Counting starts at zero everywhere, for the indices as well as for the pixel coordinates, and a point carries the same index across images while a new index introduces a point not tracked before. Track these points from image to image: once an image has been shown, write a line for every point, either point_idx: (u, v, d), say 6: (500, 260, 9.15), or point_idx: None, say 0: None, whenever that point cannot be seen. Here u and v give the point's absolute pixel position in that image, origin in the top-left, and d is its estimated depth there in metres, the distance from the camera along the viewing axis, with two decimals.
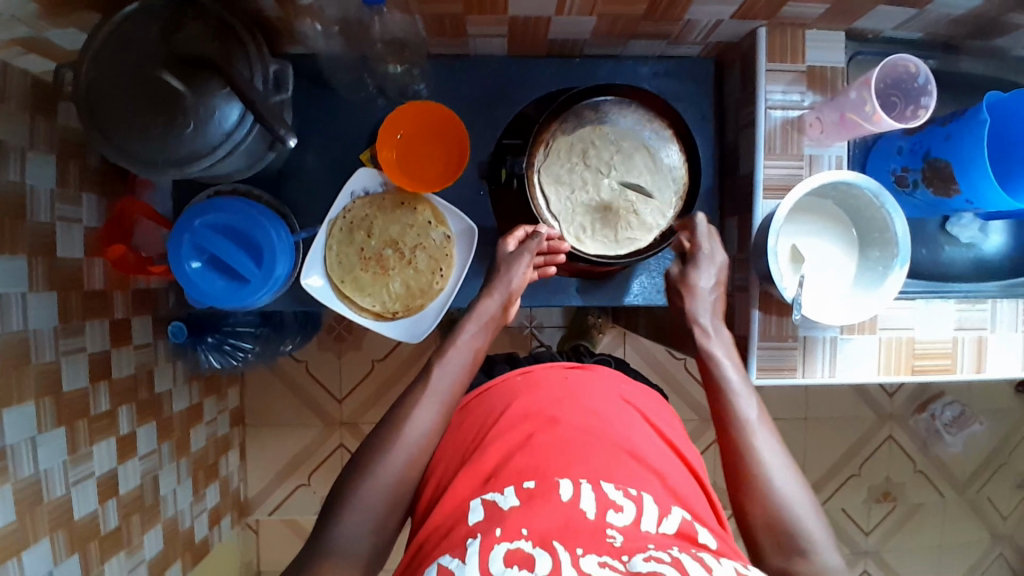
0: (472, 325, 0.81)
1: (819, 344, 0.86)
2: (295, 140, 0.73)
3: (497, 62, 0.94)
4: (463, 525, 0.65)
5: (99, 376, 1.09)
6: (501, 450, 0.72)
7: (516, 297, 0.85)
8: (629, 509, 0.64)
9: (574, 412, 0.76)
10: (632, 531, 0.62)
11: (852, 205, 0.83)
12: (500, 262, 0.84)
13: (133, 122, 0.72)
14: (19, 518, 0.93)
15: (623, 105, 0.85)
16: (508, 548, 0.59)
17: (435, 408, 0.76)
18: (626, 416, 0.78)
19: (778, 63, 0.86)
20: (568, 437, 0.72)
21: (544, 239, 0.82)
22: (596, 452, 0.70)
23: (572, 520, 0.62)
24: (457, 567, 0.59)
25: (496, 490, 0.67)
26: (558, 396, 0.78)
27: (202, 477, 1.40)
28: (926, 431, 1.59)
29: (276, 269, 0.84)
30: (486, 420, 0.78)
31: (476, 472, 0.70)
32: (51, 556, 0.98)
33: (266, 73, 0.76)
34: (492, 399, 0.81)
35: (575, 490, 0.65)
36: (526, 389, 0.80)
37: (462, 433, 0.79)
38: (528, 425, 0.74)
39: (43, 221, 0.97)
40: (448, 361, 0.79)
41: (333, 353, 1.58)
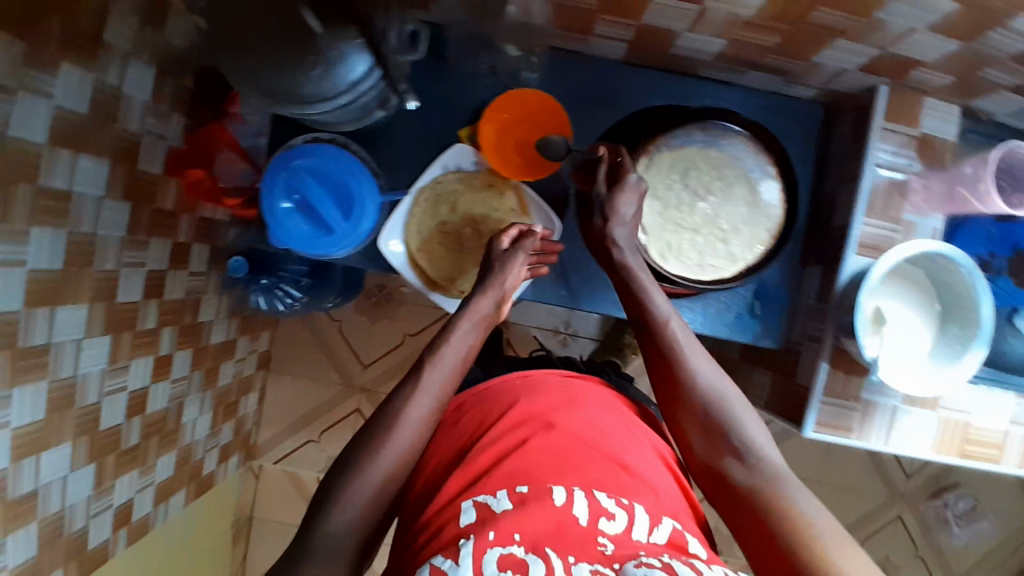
0: (465, 322, 0.81)
1: (882, 411, 0.86)
2: (416, 105, 0.83)
3: (609, 65, 0.93)
4: (455, 526, 0.66)
5: (151, 294, 1.10)
6: (496, 452, 0.73)
7: (508, 296, 0.86)
8: (620, 518, 0.67)
9: (569, 416, 0.78)
10: (623, 539, 0.66)
11: (940, 278, 0.83)
12: (495, 261, 0.85)
13: (261, 52, 0.71)
14: (48, 417, 0.92)
15: (729, 132, 0.86)
16: (502, 552, 0.61)
17: (426, 406, 0.74)
18: (625, 434, 0.79)
19: (894, 123, 0.85)
20: (559, 444, 0.74)
21: (538, 239, 0.85)
22: (592, 463, 0.72)
23: (564, 525, 0.65)
24: (450, 568, 0.59)
25: (489, 493, 0.68)
26: (559, 398, 0.81)
27: (220, 413, 1.41)
28: (934, 518, 1.56)
29: (362, 225, 0.86)
30: (487, 415, 0.80)
31: (469, 470, 0.72)
32: (69, 462, 0.98)
33: (401, 30, 0.76)
34: (489, 398, 0.83)
35: (569, 496, 0.68)
36: (527, 391, 0.82)
37: (462, 429, 0.81)
38: (522, 429, 0.76)
39: (131, 130, 0.98)
40: (442, 360, 0.78)
41: (367, 317, 1.59)
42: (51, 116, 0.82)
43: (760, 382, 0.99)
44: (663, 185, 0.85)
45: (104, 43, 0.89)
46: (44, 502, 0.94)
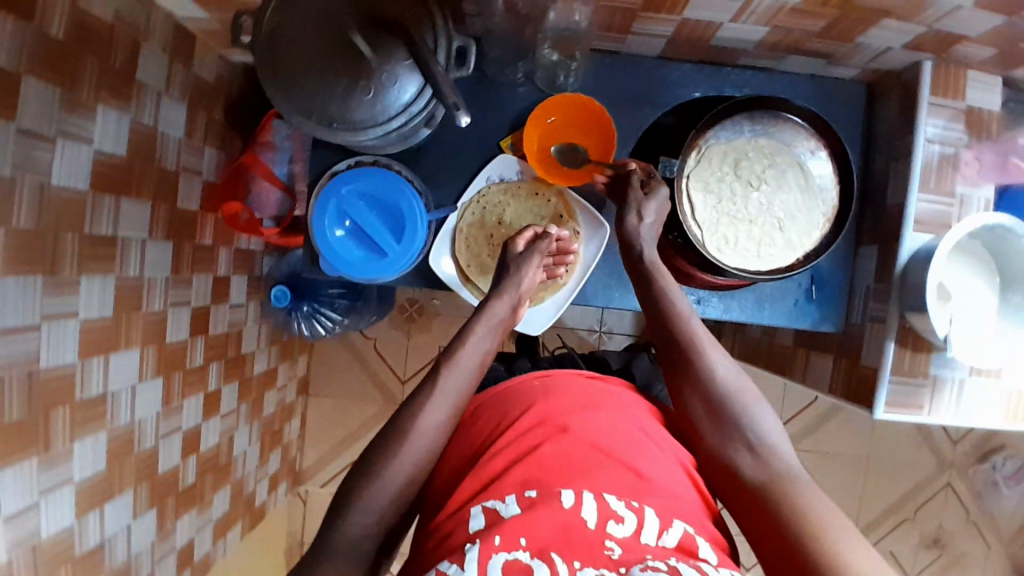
0: (481, 327, 0.81)
1: (947, 385, 0.85)
2: (468, 120, 0.69)
3: (647, 62, 0.93)
4: (463, 533, 0.64)
5: (197, 330, 1.10)
6: (509, 457, 0.70)
7: (524, 301, 0.86)
8: (630, 520, 0.63)
9: (580, 420, 0.74)
10: (631, 543, 0.62)
11: (1001, 249, 0.83)
12: (510, 264, 0.86)
13: (312, 81, 0.72)
14: (108, 466, 0.91)
15: (778, 119, 0.85)
16: (507, 559, 0.60)
17: (440, 412, 0.74)
18: (641, 437, 0.73)
19: (940, 97, 0.85)
20: (571, 451, 0.69)
21: (553, 241, 0.87)
22: (604, 468, 0.68)
23: (571, 528, 0.63)
24: (456, 574, 0.59)
25: (498, 498, 0.66)
26: (573, 400, 0.77)
27: (268, 442, 1.41)
28: (984, 483, 1.55)
29: (415, 244, 0.84)
30: (497, 421, 0.77)
31: (481, 476, 0.70)
32: (131, 509, 0.97)
33: (449, 47, 0.73)
34: (507, 398, 0.79)
35: (578, 499, 0.65)
36: (543, 395, 0.78)
37: (474, 432, 0.78)
38: (539, 433, 0.72)
39: (170, 168, 0.97)
40: (458, 364, 0.77)
41: (402, 333, 1.58)
42: (94, 163, 0.82)
43: (821, 366, 0.99)
44: (714, 178, 0.84)
45: (138, 84, 0.89)
46: (110, 552, 0.94)
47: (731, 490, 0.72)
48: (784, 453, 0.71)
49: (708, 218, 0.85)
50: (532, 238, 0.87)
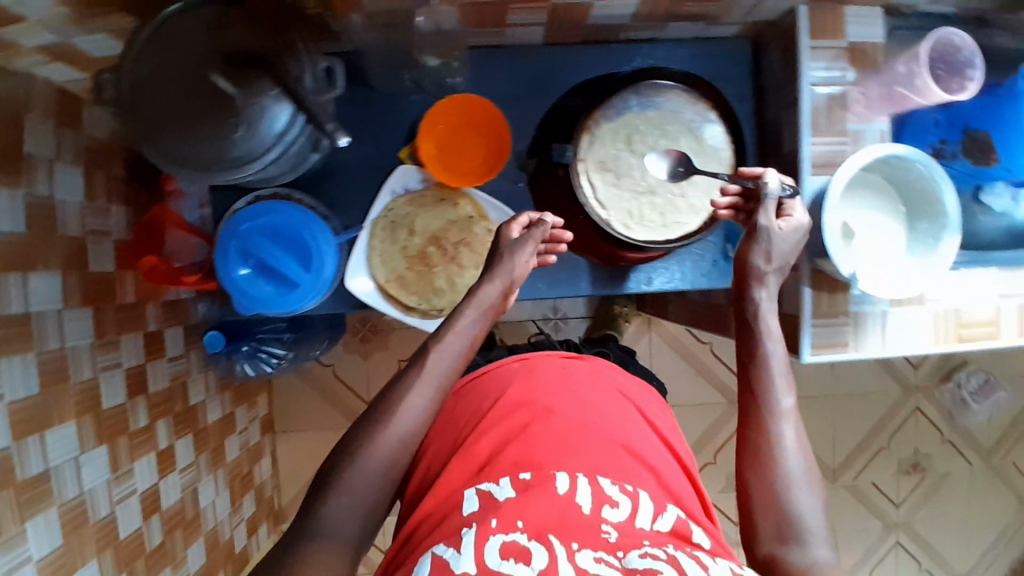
0: (471, 310, 0.79)
1: (869, 318, 0.88)
2: (348, 140, 0.74)
3: (531, 51, 0.92)
4: (458, 517, 0.67)
5: (135, 392, 1.07)
6: (497, 440, 0.77)
7: (517, 286, 0.83)
8: (624, 505, 0.68)
9: (571, 406, 0.80)
10: (626, 527, 0.65)
11: (899, 178, 0.84)
12: (503, 250, 0.83)
13: (185, 127, 0.70)
14: (66, 541, 0.89)
15: (662, 89, 0.86)
16: (503, 540, 0.61)
17: (431, 393, 0.74)
18: (617, 411, 0.82)
19: (820, 40, 0.84)
20: (559, 429, 0.76)
21: (548, 225, 0.82)
22: (593, 447, 0.74)
23: (568, 515, 0.65)
24: (452, 556, 0.60)
25: (493, 482, 0.71)
26: (557, 384, 0.84)
27: (237, 488, 1.39)
28: (951, 401, 1.57)
29: (324, 272, 0.83)
30: (480, 407, 0.83)
31: (472, 462, 0.75)
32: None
33: (316, 71, 0.72)
34: (488, 387, 0.86)
35: (572, 483, 0.69)
36: (522, 375, 0.85)
37: (455, 418, 0.86)
38: (523, 416, 0.79)
39: (75, 235, 0.94)
40: (446, 346, 0.77)
41: (359, 355, 1.57)
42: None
43: None
44: (609, 158, 0.85)
45: (23, 156, 0.86)
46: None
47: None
48: (825, 554, 0.68)
49: (609, 196, 0.85)
50: (527, 224, 0.84)
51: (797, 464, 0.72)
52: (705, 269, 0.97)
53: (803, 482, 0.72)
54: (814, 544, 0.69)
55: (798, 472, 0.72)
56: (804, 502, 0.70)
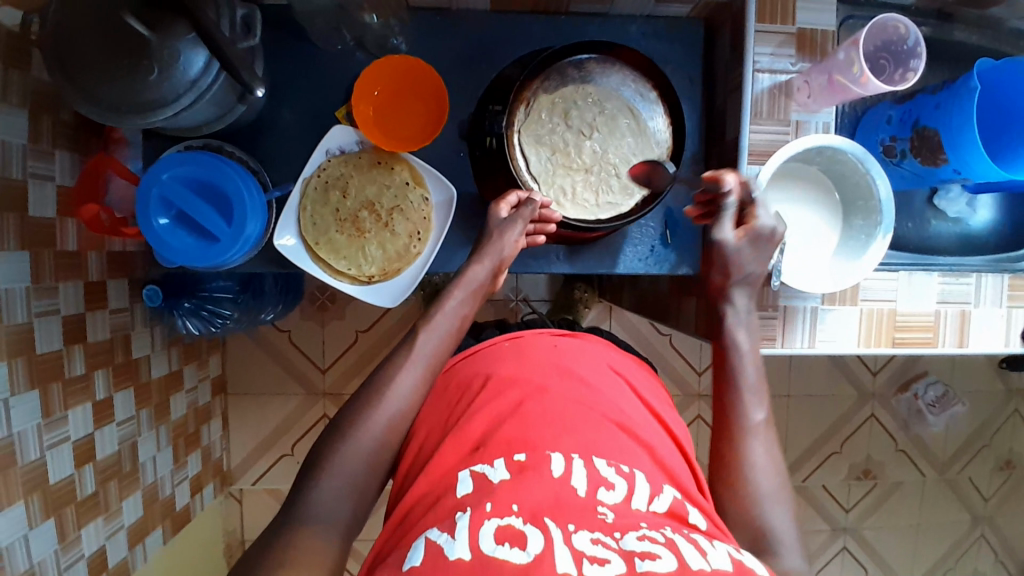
0: (458, 291, 0.81)
1: (798, 314, 0.87)
2: (264, 92, 0.73)
3: (480, 18, 0.92)
4: (451, 497, 0.64)
5: (73, 339, 1.05)
6: (489, 419, 0.71)
7: (505, 265, 0.85)
8: (620, 487, 0.64)
9: (564, 385, 0.75)
10: (623, 509, 0.62)
11: (837, 172, 0.82)
12: (491, 230, 0.83)
13: (100, 68, 0.69)
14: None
15: (607, 65, 0.85)
16: (499, 524, 0.57)
17: (419, 372, 0.75)
18: (612, 390, 0.77)
19: (767, 24, 0.84)
20: (556, 407, 0.71)
21: (537, 207, 0.82)
22: (586, 423, 0.70)
23: (562, 497, 0.61)
24: (446, 543, 0.56)
25: (486, 462, 0.66)
26: (549, 363, 0.78)
27: (182, 446, 1.39)
28: (908, 411, 1.55)
29: (246, 228, 0.82)
30: (470, 384, 0.78)
31: (463, 442, 0.70)
32: (25, 520, 0.95)
33: (233, 18, 0.73)
34: (479, 363, 0.81)
35: (567, 466, 0.65)
36: (514, 353, 0.80)
37: (446, 398, 0.79)
38: (516, 393, 0.73)
39: (14, 177, 0.92)
40: (435, 327, 0.78)
41: (317, 322, 1.58)
42: None
43: (689, 311, 0.99)
44: (544, 131, 0.86)
45: None
46: (7, 564, 0.92)
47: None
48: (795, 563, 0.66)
49: (543, 170, 0.86)
50: (516, 203, 0.84)
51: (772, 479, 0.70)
52: (644, 254, 0.95)
53: (776, 492, 0.70)
54: (788, 557, 0.67)
55: (770, 481, 0.70)
56: (779, 517, 0.68)
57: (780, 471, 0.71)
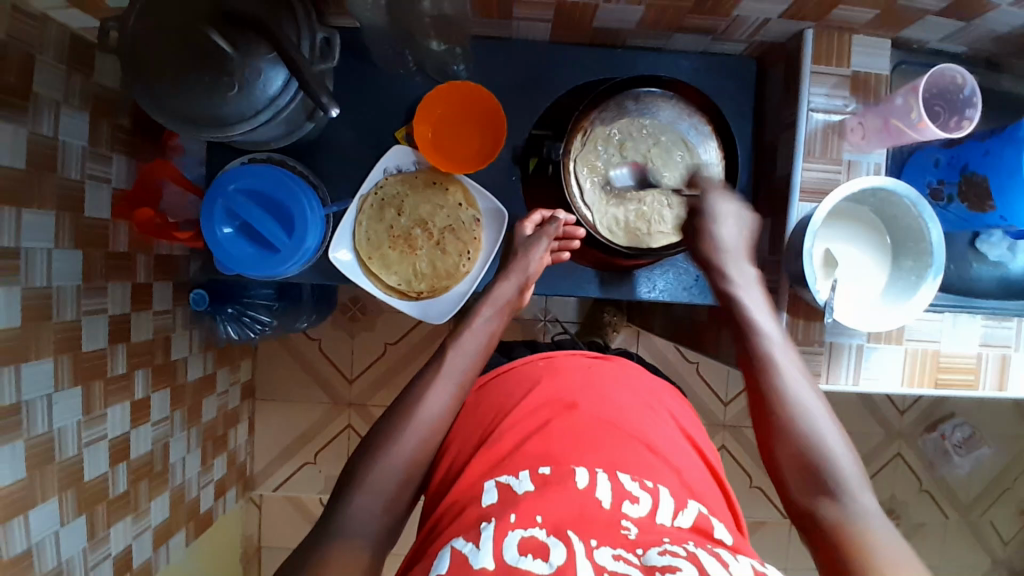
0: (486, 309, 0.86)
1: (844, 351, 0.87)
2: (338, 113, 0.74)
3: (537, 47, 0.94)
4: (476, 507, 0.64)
5: (118, 338, 1.07)
6: (519, 434, 0.72)
7: (531, 282, 0.90)
8: (645, 501, 0.64)
9: (594, 403, 0.76)
10: (647, 524, 0.62)
11: (888, 214, 0.84)
12: (518, 247, 0.89)
13: (182, 81, 0.72)
14: (30, 473, 0.90)
15: (665, 99, 0.90)
16: (523, 536, 0.58)
17: (449, 389, 0.79)
18: (643, 413, 0.77)
19: (822, 66, 0.85)
20: (581, 425, 0.72)
21: (561, 225, 0.88)
22: (613, 442, 0.71)
23: (587, 510, 0.62)
24: (471, 552, 0.57)
25: (512, 474, 0.67)
26: (578, 383, 0.79)
27: (209, 449, 1.41)
28: (933, 451, 1.55)
29: (306, 240, 0.84)
30: (505, 400, 0.79)
31: (493, 453, 0.71)
32: (59, 515, 0.96)
33: (313, 39, 0.76)
34: (510, 383, 0.81)
35: (592, 479, 0.65)
36: (547, 374, 0.81)
37: (479, 414, 0.79)
38: (545, 412, 0.75)
39: (73, 178, 0.94)
40: (463, 343, 0.83)
41: (346, 332, 1.59)
42: None
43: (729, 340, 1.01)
44: (599, 161, 0.89)
45: (33, 96, 0.86)
46: (37, 560, 0.93)
47: (821, 555, 0.64)
48: (861, 497, 0.66)
49: (596, 199, 0.90)
50: (540, 222, 0.90)
51: (833, 459, 0.69)
52: (687, 283, 0.95)
53: (832, 432, 0.71)
54: (852, 491, 0.67)
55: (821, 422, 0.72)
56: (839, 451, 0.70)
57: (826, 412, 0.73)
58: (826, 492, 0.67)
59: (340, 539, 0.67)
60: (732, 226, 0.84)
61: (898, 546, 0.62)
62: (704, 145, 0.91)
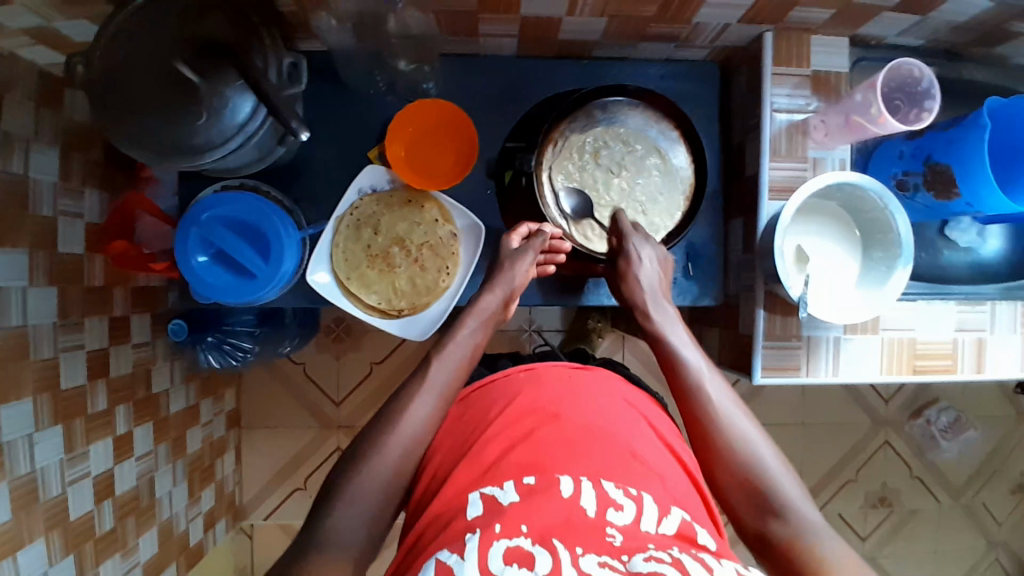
0: (472, 320, 0.85)
1: (822, 343, 0.89)
2: (307, 135, 0.74)
3: (505, 61, 0.95)
4: (461, 520, 0.65)
5: (97, 374, 1.05)
6: (502, 445, 0.72)
7: (516, 294, 0.89)
8: (629, 508, 0.64)
9: (578, 411, 0.76)
10: (631, 531, 0.62)
11: (855, 206, 0.85)
12: (503, 260, 0.89)
13: (151, 111, 0.72)
14: (14, 516, 0.88)
15: (633, 106, 0.91)
16: (507, 545, 0.59)
17: (433, 400, 0.78)
18: (628, 421, 0.78)
19: (784, 67, 0.87)
20: (566, 434, 0.73)
21: (548, 238, 0.88)
22: (596, 450, 0.71)
23: (572, 518, 0.62)
24: (456, 563, 0.58)
25: (496, 485, 0.67)
26: (562, 393, 0.79)
27: (197, 480, 1.39)
28: (922, 437, 1.56)
29: (283, 265, 0.84)
30: (488, 411, 0.79)
31: (478, 463, 0.71)
32: (46, 557, 0.94)
33: (280, 67, 0.77)
34: (493, 394, 0.82)
35: (576, 487, 0.66)
36: (530, 384, 0.81)
37: (462, 426, 0.80)
38: (530, 421, 0.75)
39: (45, 216, 0.93)
40: (448, 354, 0.82)
41: (332, 354, 1.59)
42: None
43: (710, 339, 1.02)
44: (573, 170, 0.90)
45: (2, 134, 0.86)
46: None
47: (778, 569, 0.68)
48: (805, 513, 0.70)
49: (571, 206, 0.91)
50: (527, 235, 0.90)
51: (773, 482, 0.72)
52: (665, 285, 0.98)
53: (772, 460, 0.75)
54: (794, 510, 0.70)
55: (760, 452, 0.75)
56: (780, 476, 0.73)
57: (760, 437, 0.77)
58: (770, 511, 0.71)
59: (330, 563, 0.66)
60: (652, 271, 0.87)
61: (841, 555, 0.65)
62: (674, 151, 0.92)
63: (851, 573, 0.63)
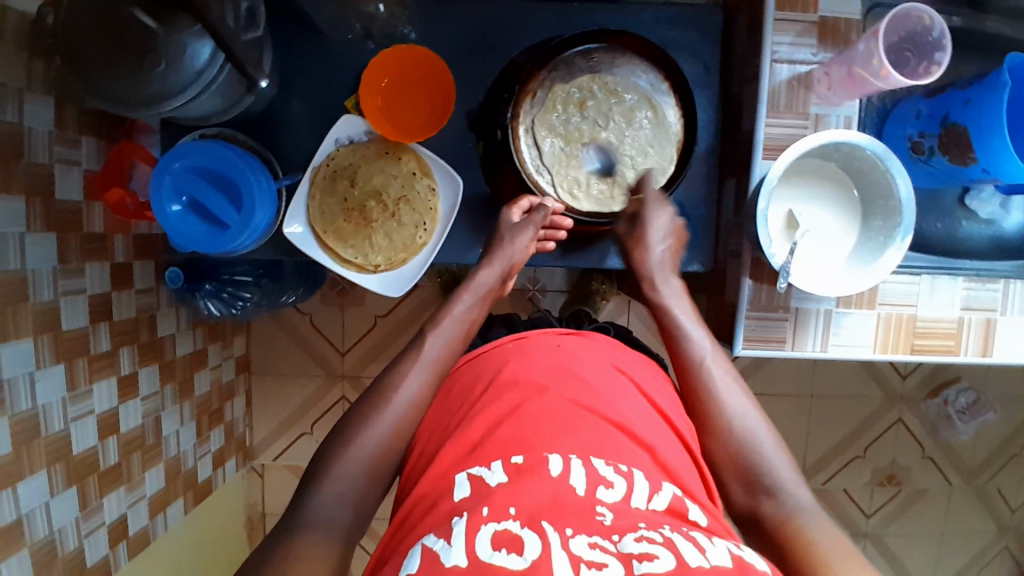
0: (468, 295, 0.84)
1: (811, 316, 0.84)
2: (266, 85, 0.77)
3: (491, 5, 0.90)
4: (449, 502, 0.63)
5: (99, 317, 1.08)
6: (490, 419, 0.71)
7: (515, 270, 0.88)
8: (619, 485, 0.63)
9: (564, 383, 0.74)
10: (622, 508, 0.61)
11: (857, 168, 0.79)
12: (503, 234, 0.86)
13: (106, 61, 0.70)
14: (15, 449, 0.93)
15: (616, 54, 0.86)
16: (496, 529, 0.56)
17: (424, 379, 0.78)
18: (620, 392, 0.76)
19: (787, 12, 0.80)
20: (553, 407, 0.70)
21: (549, 213, 0.85)
22: (586, 425, 0.68)
23: (561, 497, 0.61)
24: (442, 548, 0.55)
25: (484, 465, 0.65)
26: (548, 365, 0.77)
27: (205, 422, 1.44)
28: (937, 416, 1.49)
29: (255, 217, 0.84)
30: (473, 386, 0.77)
31: (465, 441, 0.69)
32: (48, 488, 0.99)
33: (238, 10, 0.73)
34: (482, 366, 0.80)
35: (565, 465, 0.64)
36: (517, 356, 0.79)
37: (450, 402, 0.78)
38: (515, 394, 0.72)
39: (41, 162, 0.94)
40: (442, 330, 0.81)
41: (337, 306, 1.60)
42: None
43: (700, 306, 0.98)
44: (550, 121, 0.86)
45: None
46: (28, 531, 0.96)
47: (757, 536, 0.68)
48: (799, 494, 0.69)
49: (549, 161, 0.87)
50: (528, 209, 0.87)
51: (768, 461, 0.72)
52: None
53: (768, 440, 0.74)
54: (787, 489, 0.69)
55: (756, 428, 0.74)
56: (774, 456, 0.72)
57: (757, 415, 0.75)
58: (763, 489, 0.70)
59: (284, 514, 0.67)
60: (659, 243, 0.86)
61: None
62: (663, 102, 0.87)
63: (842, 553, 0.62)
